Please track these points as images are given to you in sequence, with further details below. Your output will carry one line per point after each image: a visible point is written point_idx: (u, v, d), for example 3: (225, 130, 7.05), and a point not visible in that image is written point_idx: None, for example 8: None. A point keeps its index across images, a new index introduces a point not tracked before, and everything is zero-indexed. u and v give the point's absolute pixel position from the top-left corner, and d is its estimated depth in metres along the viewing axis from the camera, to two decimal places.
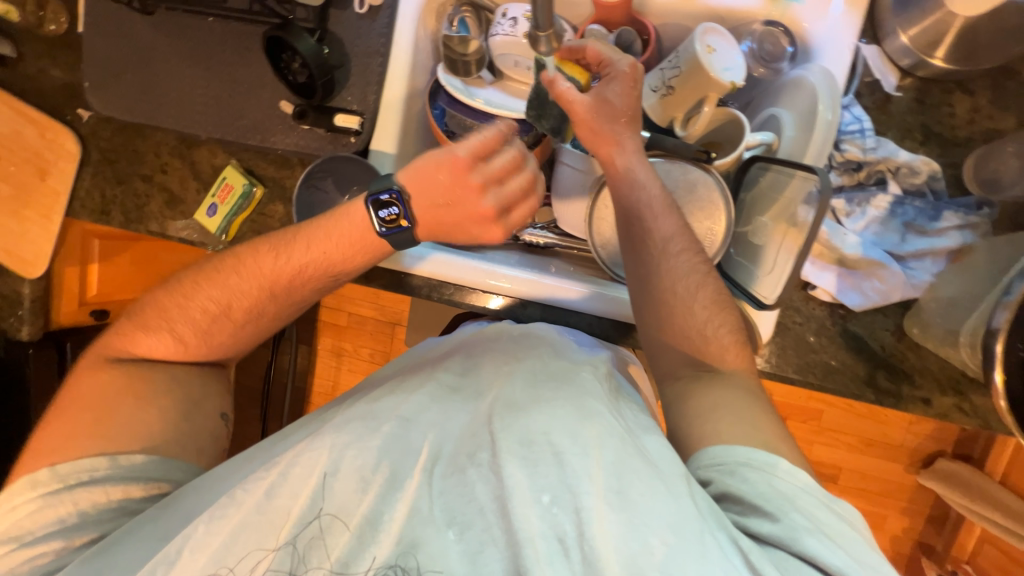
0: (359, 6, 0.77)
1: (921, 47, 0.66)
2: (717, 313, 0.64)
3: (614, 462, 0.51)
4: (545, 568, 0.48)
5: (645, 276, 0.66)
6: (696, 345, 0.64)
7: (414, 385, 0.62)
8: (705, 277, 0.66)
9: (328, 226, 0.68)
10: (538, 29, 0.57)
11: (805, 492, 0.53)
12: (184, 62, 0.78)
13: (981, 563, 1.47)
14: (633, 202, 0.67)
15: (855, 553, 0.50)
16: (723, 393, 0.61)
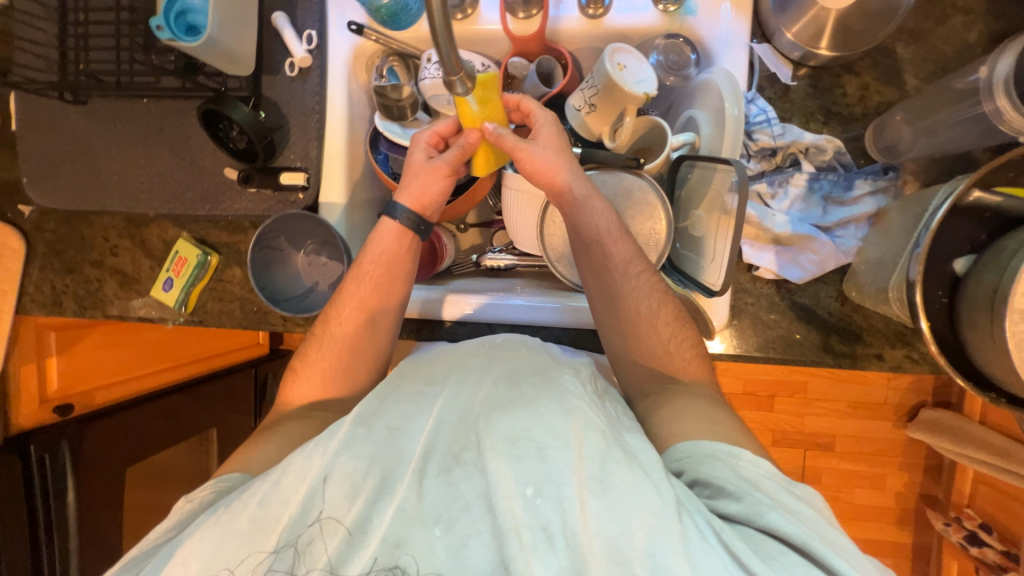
0: (290, 69, 0.80)
1: (804, 39, 0.68)
2: (680, 329, 0.68)
3: (597, 452, 0.50)
4: (530, 560, 0.46)
5: (609, 304, 0.69)
6: (663, 363, 0.68)
7: (398, 394, 0.61)
8: (665, 295, 0.69)
9: (374, 242, 0.74)
10: (450, 74, 0.50)
11: (770, 478, 0.53)
12: (124, 144, 0.84)
13: (979, 504, 1.49)
14: (589, 227, 0.70)
15: (822, 531, 0.49)
16: (686, 400, 0.63)
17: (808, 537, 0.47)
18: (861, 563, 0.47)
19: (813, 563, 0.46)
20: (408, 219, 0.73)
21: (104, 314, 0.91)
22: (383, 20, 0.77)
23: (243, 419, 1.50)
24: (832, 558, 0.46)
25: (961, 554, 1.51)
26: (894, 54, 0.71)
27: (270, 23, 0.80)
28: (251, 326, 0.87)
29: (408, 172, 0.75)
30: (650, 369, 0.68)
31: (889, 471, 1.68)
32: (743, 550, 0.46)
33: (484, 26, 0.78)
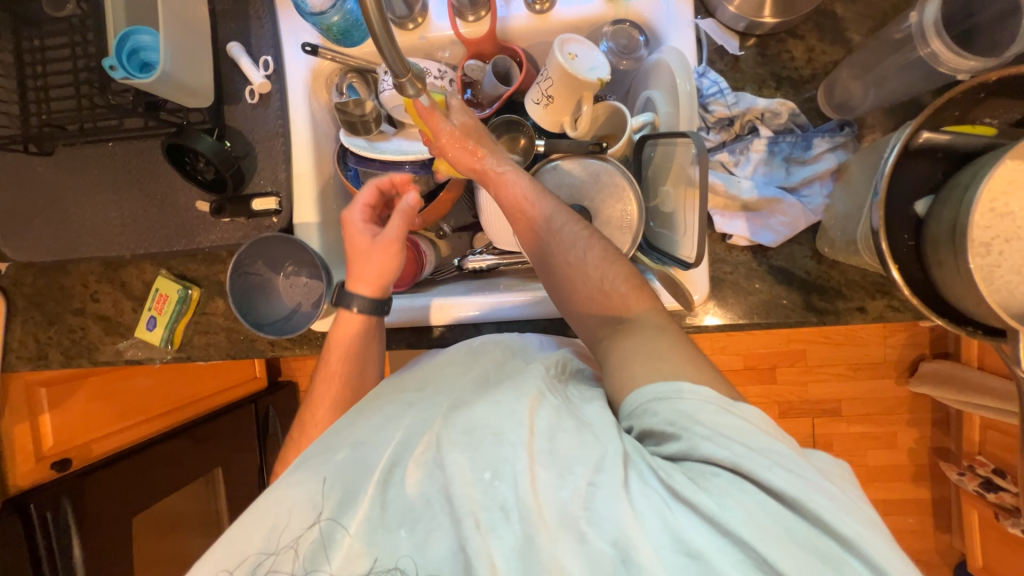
0: (250, 96, 0.81)
1: (748, 10, 0.70)
2: (609, 261, 0.65)
3: (547, 425, 0.53)
4: (488, 538, 0.49)
5: (544, 264, 0.68)
6: (604, 304, 0.64)
7: (369, 408, 0.64)
8: (594, 236, 0.67)
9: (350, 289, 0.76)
10: (398, 76, 0.52)
11: (709, 404, 0.50)
12: (93, 190, 0.85)
13: (990, 450, 1.48)
14: (512, 197, 0.71)
15: (759, 445, 0.48)
16: (626, 340, 0.60)
17: (739, 457, 0.47)
18: (799, 468, 0.47)
19: (747, 480, 0.46)
20: (365, 304, 0.74)
21: (91, 362, 0.91)
22: (337, 38, 0.78)
23: (247, 455, 1.49)
24: (764, 472, 0.46)
25: (980, 502, 1.50)
26: (834, 14, 0.73)
27: (226, 54, 0.81)
28: (239, 355, 0.86)
29: (354, 258, 0.76)
30: (593, 314, 0.65)
31: (898, 429, 1.68)
32: (681, 485, 0.47)
33: (436, 33, 0.79)
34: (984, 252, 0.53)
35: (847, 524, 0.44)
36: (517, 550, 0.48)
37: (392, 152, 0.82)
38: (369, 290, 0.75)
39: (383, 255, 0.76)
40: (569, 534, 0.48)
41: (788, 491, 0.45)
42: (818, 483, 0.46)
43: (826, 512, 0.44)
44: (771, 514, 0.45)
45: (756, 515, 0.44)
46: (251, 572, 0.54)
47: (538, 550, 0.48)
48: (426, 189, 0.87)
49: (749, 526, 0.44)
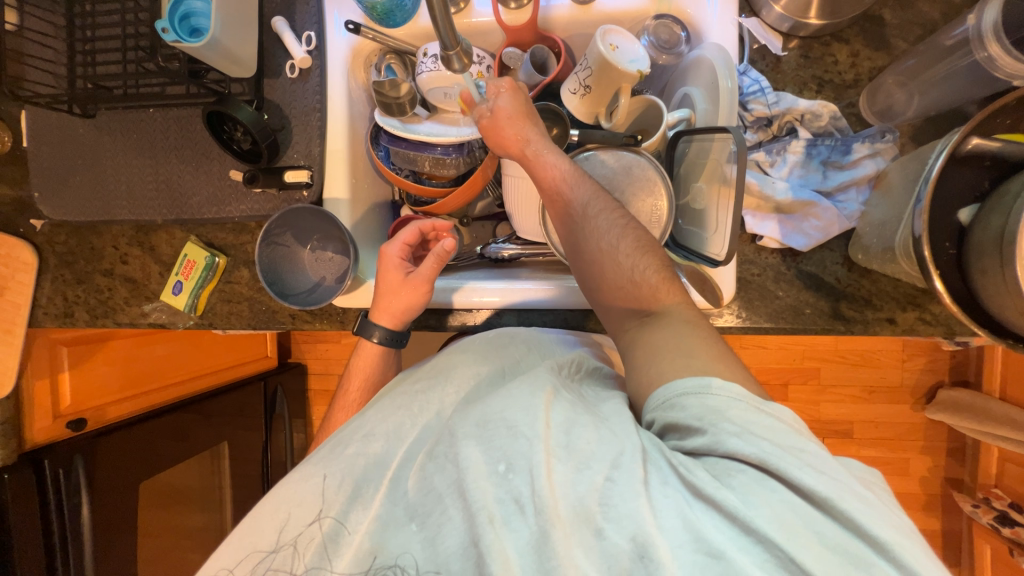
0: (290, 71, 0.82)
1: (794, 11, 0.70)
2: (643, 250, 0.64)
3: (562, 419, 0.53)
4: (502, 533, 0.48)
5: (577, 249, 0.68)
6: (632, 293, 0.63)
7: (383, 402, 0.66)
8: (628, 225, 0.66)
9: (382, 304, 0.78)
10: (446, 49, 0.53)
11: (738, 401, 0.50)
12: (131, 153, 0.86)
13: (1008, 484, 1.44)
14: (550, 186, 0.70)
15: (789, 443, 0.47)
16: (657, 333, 0.59)
17: (766, 455, 0.46)
18: (828, 469, 0.46)
19: (772, 477, 0.46)
20: (383, 335, 0.78)
21: (115, 322, 0.92)
22: (379, 18, 0.78)
23: (254, 433, 1.50)
24: (793, 471, 0.45)
25: (993, 537, 1.46)
26: (881, 20, 0.72)
27: (270, 29, 0.82)
28: (259, 326, 0.87)
29: (382, 292, 0.78)
30: (623, 302, 0.64)
31: (911, 456, 1.64)
32: (704, 482, 0.46)
33: (477, 19, 0.80)
34: None
35: (880, 526, 0.43)
36: (532, 544, 0.48)
37: (423, 133, 0.82)
38: (390, 323, 0.78)
39: (411, 294, 0.78)
40: (585, 528, 0.47)
41: (817, 489, 0.44)
42: (850, 486, 0.45)
43: (856, 513, 0.43)
44: (799, 514, 0.44)
45: (781, 513, 0.44)
46: (255, 566, 0.55)
47: (554, 544, 0.47)
48: (455, 173, 0.86)
49: (774, 524, 0.43)
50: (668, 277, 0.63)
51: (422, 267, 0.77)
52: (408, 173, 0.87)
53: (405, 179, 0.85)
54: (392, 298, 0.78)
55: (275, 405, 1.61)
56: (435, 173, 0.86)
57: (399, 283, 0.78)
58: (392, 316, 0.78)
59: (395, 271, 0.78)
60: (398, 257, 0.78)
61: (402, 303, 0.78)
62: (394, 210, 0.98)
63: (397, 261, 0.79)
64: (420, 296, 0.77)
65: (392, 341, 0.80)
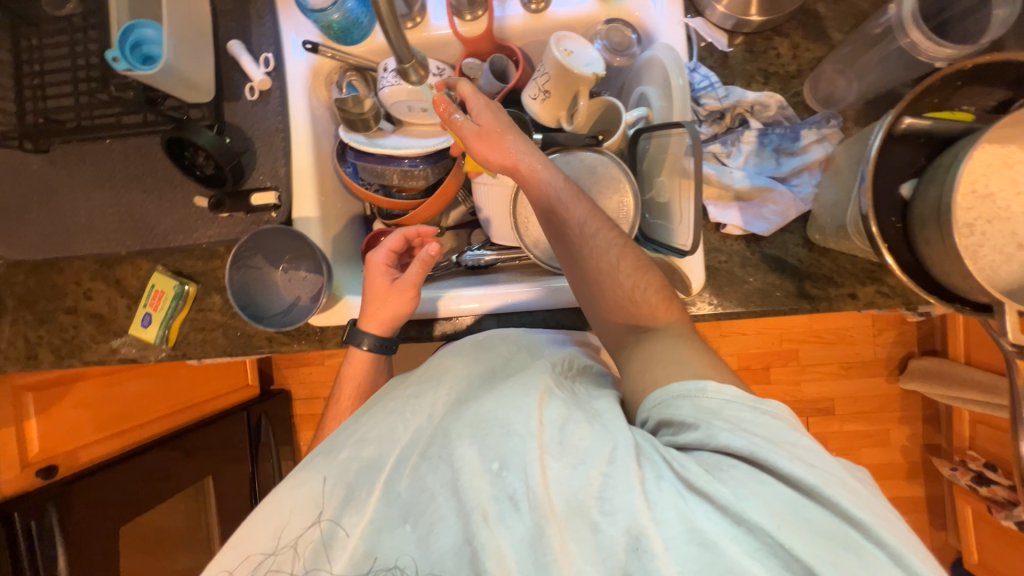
0: (250, 93, 0.81)
1: (735, 9, 0.73)
2: (642, 271, 0.66)
3: (557, 417, 0.54)
4: (496, 530, 0.49)
5: (576, 267, 0.68)
6: (631, 310, 0.65)
7: (378, 407, 0.64)
8: (624, 244, 0.67)
9: (369, 312, 0.78)
10: (403, 62, 0.54)
11: (733, 401, 0.52)
12: (90, 186, 0.84)
13: (981, 444, 1.51)
14: (544, 197, 0.68)
15: (781, 438, 0.49)
16: (653, 344, 0.61)
17: (756, 448, 0.48)
18: (817, 460, 0.47)
19: (763, 470, 0.47)
20: (373, 343, 0.78)
21: (83, 361, 0.89)
22: (337, 36, 0.79)
23: (239, 464, 1.45)
24: (782, 462, 0.46)
25: (972, 497, 1.52)
26: (816, 13, 0.76)
27: (227, 52, 0.82)
28: (236, 352, 0.86)
29: (370, 298, 0.78)
30: (619, 317, 0.66)
31: (891, 427, 1.70)
32: (696, 475, 0.47)
33: (434, 32, 0.81)
34: (968, 232, 0.58)
35: (867, 513, 0.44)
36: (526, 540, 0.48)
37: (390, 146, 0.83)
38: (378, 330, 0.78)
39: (398, 299, 0.78)
40: (580, 526, 0.48)
41: (806, 479, 0.45)
42: (836, 476, 0.47)
43: (844, 500, 0.44)
44: (789, 503, 0.45)
45: (771, 503, 0.45)
46: (255, 568, 0.54)
47: (549, 542, 0.47)
48: (424, 184, 0.86)
49: (765, 513, 0.44)
50: (666, 296, 0.65)
51: (409, 274, 0.77)
52: (378, 188, 0.87)
53: (375, 194, 0.85)
54: (379, 306, 0.78)
55: (260, 434, 1.58)
56: (405, 185, 0.86)
57: (387, 290, 0.78)
58: (381, 326, 0.78)
59: (385, 278, 0.79)
60: (385, 264, 0.79)
61: (388, 311, 0.77)
62: (367, 224, 0.98)
63: (386, 269, 0.79)
64: (406, 304, 0.77)
65: (382, 348, 0.79)
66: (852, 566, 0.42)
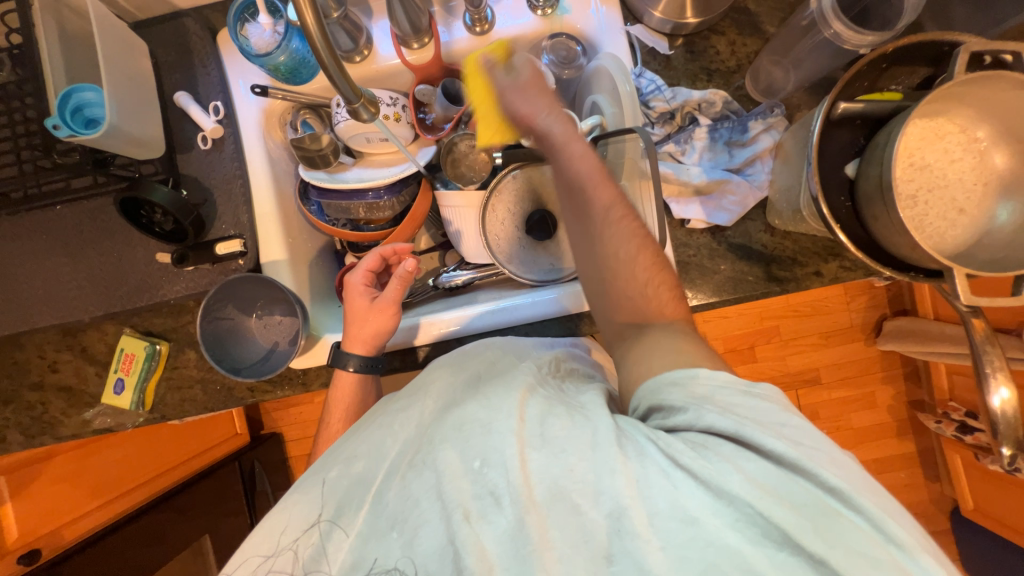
0: (203, 143, 0.80)
1: (671, 14, 0.76)
2: (658, 270, 0.62)
3: (538, 411, 0.53)
4: (478, 526, 0.48)
5: (589, 241, 0.63)
6: (635, 305, 0.62)
7: (369, 422, 0.65)
8: (643, 234, 0.62)
9: (353, 333, 0.77)
10: (351, 102, 0.54)
11: (725, 387, 0.50)
12: (44, 255, 0.81)
13: (960, 394, 1.57)
14: (575, 171, 0.62)
15: (770, 419, 0.47)
16: (659, 342, 0.58)
17: (740, 427, 0.46)
18: (806, 439, 0.46)
19: (748, 449, 0.45)
20: (358, 364, 0.76)
21: (56, 437, 0.86)
22: (285, 77, 0.79)
23: (236, 517, 1.40)
24: (765, 440, 0.45)
25: (960, 446, 1.57)
26: (748, 10, 0.79)
27: (174, 103, 0.80)
28: (217, 407, 0.83)
29: (351, 320, 0.78)
30: (619, 309, 0.63)
31: (876, 388, 1.76)
32: (681, 452, 0.45)
33: (383, 63, 0.82)
34: (912, 203, 0.61)
35: (851, 484, 0.43)
36: (508, 533, 0.48)
37: (353, 181, 0.83)
38: (363, 349, 0.77)
39: (379, 317, 0.78)
40: (561, 509, 0.47)
41: (787, 454, 0.44)
42: (821, 448, 0.46)
43: (826, 471, 0.43)
44: (773, 477, 0.44)
45: (756, 477, 0.43)
46: (257, 568, 0.57)
47: (529, 533, 0.47)
48: (391, 214, 0.86)
49: (749, 488, 0.42)
50: (672, 289, 0.63)
51: (389, 291, 0.77)
52: (345, 223, 0.88)
53: (343, 229, 0.85)
54: (362, 326, 0.77)
55: (256, 483, 1.53)
56: (373, 217, 0.87)
57: (369, 309, 0.78)
58: (364, 347, 0.77)
59: (365, 296, 0.78)
60: (363, 284, 0.79)
61: (371, 328, 0.77)
62: (339, 259, 0.97)
63: (365, 288, 0.79)
64: (389, 321, 0.76)
65: (368, 367, 0.77)
66: (833, 534, 0.41)
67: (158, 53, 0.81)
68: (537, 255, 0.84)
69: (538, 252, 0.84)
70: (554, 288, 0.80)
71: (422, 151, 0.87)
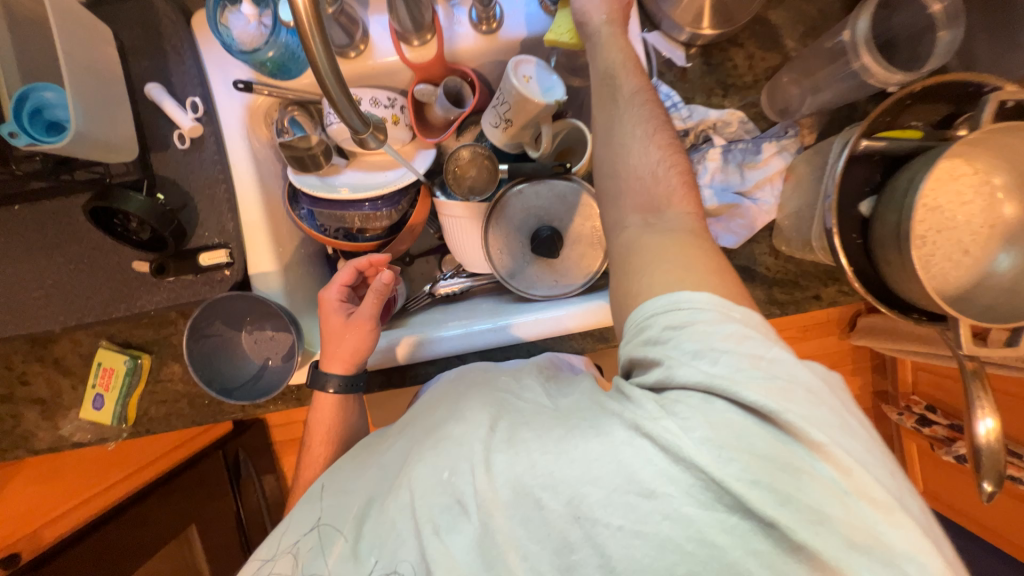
0: (180, 142, 0.73)
1: (690, 23, 0.72)
2: (675, 155, 0.56)
3: (508, 422, 0.51)
4: (447, 541, 0.48)
5: (611, 140, 0.58)
6: (649, 191, 0.55)
7: (369, 442, 0.67)
8: (664, 124, 0.58)
9: (330, 351, 0.73)
10: (360, 132, 0.50)
11: (707, 312, 0.45)
12: (2, 261, 0.73)
13: (922, 389, 1.66)
14: (605, 65, 0.61)
15: (749, 350, 0.43)
16: (654, 241, 0.52)
17: (713, 376, 0.43)
18: (783, 377, 0.42)
19: (720, 398, 0.42)
20: (339, 384, 0.73)
21: (31, 450, 0.82)
22: (272, 72, 0.72)
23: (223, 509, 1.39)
24: (737, 388, 0.42)
25: (916, 436, 1.68)
26: (769, 21, 0.75)
27: (145, 96, 0.72)
28: (205, 420, 0.80)
29: (327, 338, 0.73)
30: (632, 196, 0.56)
31: (845, 380, 1.86)
32: (647, 415, 0.43)
33: (380, 59, 0.75)
34: (921, 244, 0.61)
35: (818, 429, 0.40)
36: (475, 542, 0.47)
37: (346, 190, 0.78)
38: (342, 368, 0.73)
39: (357, 334, 0.73)
40: (526, 506, 0.46)
41: (760, 402, 0.41)
42: (802, 388, 0.42)
43: (793, 416, 0.40)
44: (737, 427, 0.41)
45: (719, 430, 0.41)
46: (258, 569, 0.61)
47: (495, 536, 0.46)
48: (388, 224, 0.82)
49: (706, 447, 0.41)
50: (688, 181, 0.56)
51: (362, 309, 0.71)
52: (339, 232, 0.83)
53: (337, 240, 0.81)
54: (338, 346, 0.73)
55: (241, 468, 1.49)
56: (367, 227, 0.82)
57: (342, 327, 0.72)
58: (342, 367, 0.73)
59: (341, 313, 0.73)
60: (336, 300, 0.74)
61: (349, 346, 0.72)
62: (330, 264, 0.93)
63: (338, 304, 0.74)
64: (365, 341, 0.72)
65: (349, 387, 0.74)
66: (789, 487, 0.39)
67: (124, 36, 0.72)
68: (541, 273, 0.82)
69: (542, 269, 0.82)
70: (552, 306, 0.78)
71: (420, 155, 0.83)
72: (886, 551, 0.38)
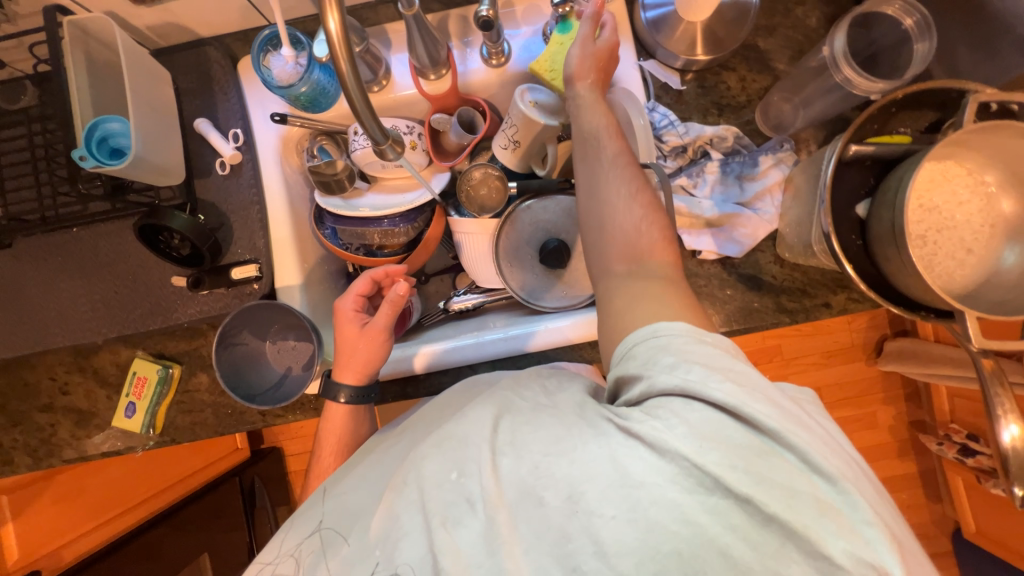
0: (222, 168, 0.81)
1: (683, 50, 0.78)
2: (656, 213, 0.58)
3: (512, 423, 0.51)
4: (453, 533, 0.48)
5: (593, 195, 0.60)
6: (631, 243, 0.57)
7: (374, 446, 0.67)
8: (644, 183, 0.60)
9: (343, 360, 0.76)
10: (378, 143, 0.55)
11: (682, 335, 0.47)
12: (58, 277, 0.81)
13: (962, 417, 1.56)
14: (584, 126, 0.64)
15: (720, 363, 0.44)
16: (636, 289, 0.54)
17: (688, 381, 0.43)
18: (751, 382, 0.43)
19: (698, 399, 0.43)
20: (350, 395, 0.75)
21: (63, 460, 0.85)
22: (305, 106, 0.80)
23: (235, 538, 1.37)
24: (710, 388, 0.42)
25: (962, 469, 1.56)
26: (758, 47, 0.81)
27: (194, 129, 0.81)
28: (227, 430, 0.83)
29: (342, 347, 0.76)
30: (615, 248, 0.58)
31: (877, 409, 1.77)
32: (635, 420, 0.44)
33: (400, 92, 0.84)
34: (921, 243, 0.62)
35: (790, 428, 0.40)
36: (482, 537, 0.47)
37: (367, 209, 0.84)
38: (353, 379, 0.76)
39: (369, 345, 0.76)
40: (529, 505, 0.46)
41: (728, 401, 0.41)
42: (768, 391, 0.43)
43: (766, 417, 0.41)
44: (715, 424, 0.42)
45: (697, 426, 0.42)
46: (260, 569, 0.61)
47: (500, 531, 0.46)
48: (405, 240, 0.88)
49: (689, 438, 0.41)
50: (669, 237, 0.58)
51: (375, 320, 0.74)
52: (359, 248, 0.88)
53: (356, 254, 0.87)
54: (350, 357, 0.75)
55: (256, 498, 1.46)
56: (386, 243, 0.88)
57: (354, 338, 0.75)
58: (353, 378, 0.76)
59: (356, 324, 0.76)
60: (349, 309, 0.76)
61: (360, 358, 0.75)
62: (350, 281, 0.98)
63: (353, 313, 0.77)
64: (376, 354, 0.75)
65: (360, 398, 0.77)
66: (766, 471, 0.40)
67: (180, 80, 0.82)
68: (550, 284, 0.85)
69: (551, 280, 0.85)
70: (557, 317, 0.81)
71: (436, 177, 0.89)
72: (873, 559, 0.37)
